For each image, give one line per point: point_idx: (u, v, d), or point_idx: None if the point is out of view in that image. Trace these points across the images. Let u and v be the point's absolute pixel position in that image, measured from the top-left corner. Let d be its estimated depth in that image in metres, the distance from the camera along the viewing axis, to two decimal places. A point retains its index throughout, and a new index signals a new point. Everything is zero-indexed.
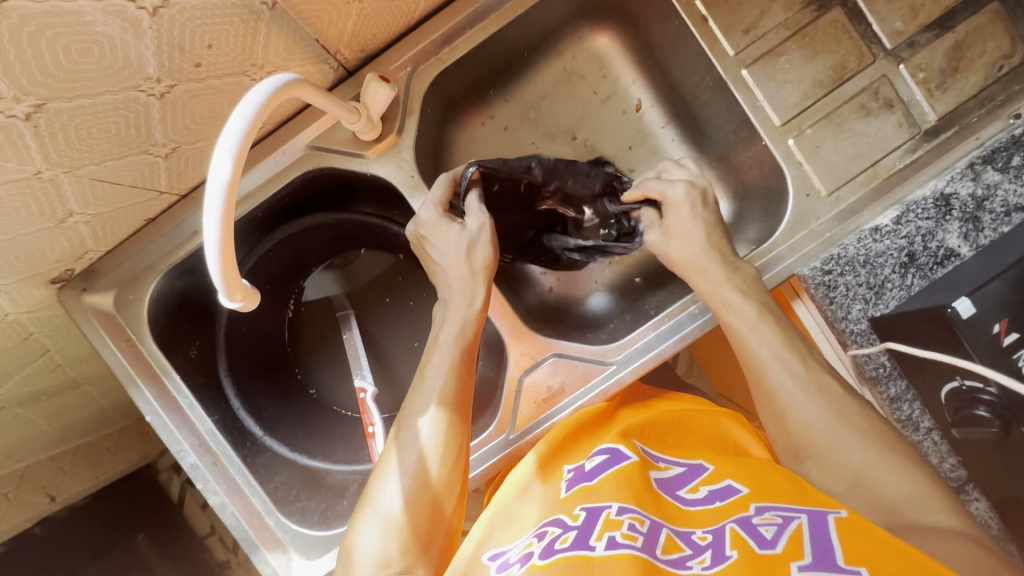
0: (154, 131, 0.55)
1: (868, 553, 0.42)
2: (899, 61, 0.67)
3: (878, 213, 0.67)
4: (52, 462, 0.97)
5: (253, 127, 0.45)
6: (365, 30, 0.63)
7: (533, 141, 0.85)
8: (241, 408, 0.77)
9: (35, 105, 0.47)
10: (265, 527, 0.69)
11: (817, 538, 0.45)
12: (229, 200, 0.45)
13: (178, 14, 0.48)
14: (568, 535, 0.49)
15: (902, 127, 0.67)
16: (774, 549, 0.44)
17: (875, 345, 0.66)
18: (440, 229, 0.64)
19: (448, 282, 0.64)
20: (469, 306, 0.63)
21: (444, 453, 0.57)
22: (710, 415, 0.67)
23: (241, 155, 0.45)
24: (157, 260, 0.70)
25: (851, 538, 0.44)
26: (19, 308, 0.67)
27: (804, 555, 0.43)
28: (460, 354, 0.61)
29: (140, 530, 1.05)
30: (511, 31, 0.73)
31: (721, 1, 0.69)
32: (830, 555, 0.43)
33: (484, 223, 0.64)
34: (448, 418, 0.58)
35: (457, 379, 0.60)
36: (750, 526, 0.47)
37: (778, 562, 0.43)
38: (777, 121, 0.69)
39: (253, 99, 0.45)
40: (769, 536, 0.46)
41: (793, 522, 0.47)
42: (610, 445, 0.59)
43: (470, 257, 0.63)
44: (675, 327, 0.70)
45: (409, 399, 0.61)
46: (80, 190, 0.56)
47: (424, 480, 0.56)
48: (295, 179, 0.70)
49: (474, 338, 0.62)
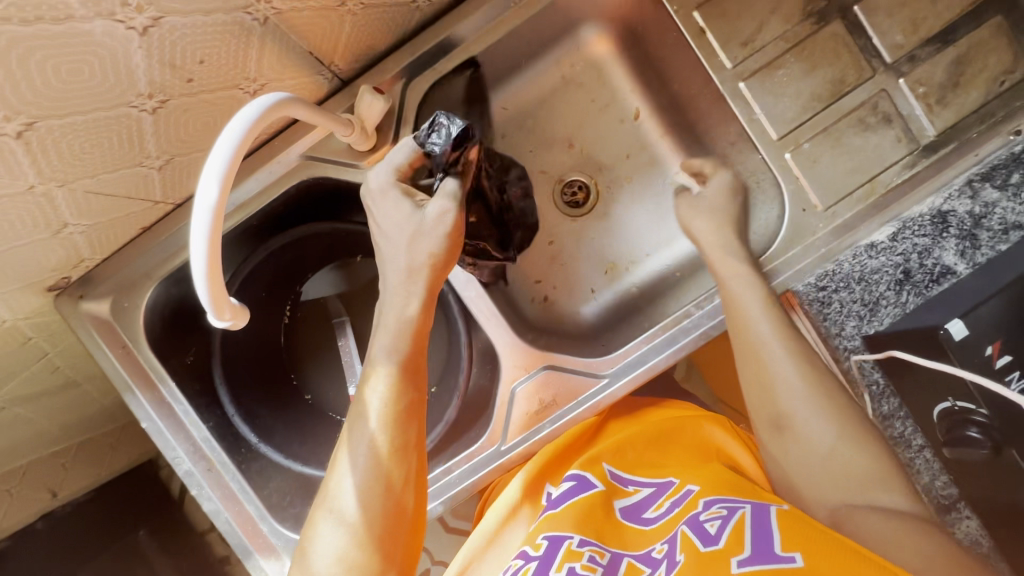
0: (147, 144, 0.55)
1: (805, 540, 0.46)
2: (899, 75, 0.66)
3: (875, 230, 0.66)
4: (56, 457, 1.00)
5: (245, 138, 0.45)
6: (359, 41, 0.62)
7: (529, 149, 0.88)
8: (236, 414, 0.77)
9: (26, 123, 0.46)
10: (258, 534, 0.71)
11: (757, 526, 0.48)
12: (217, 220, 0.44)
13: (168, 33, 0.47)
14: (529, 566, 0.52)
15: (901, 142, 0.67)
16: (717, 544, 0.48)
17: (868, 352, 0.65)
18: (387, 202, 0.64)
19: (386, 274, 0.63)
20: (405, 307, 0.62)
21: (391, 466, 0.56)
22: (693, 420, 0.68)
23: (229, 176, 0.44)
24: (153, 268, 0.71)
25: (789, 527, 0.47)
26: (16, 314, 0.68)
27: (743, 548, 0.46)
28: (402, 363, 0.60)
29: (141, 525, 1.06)
30: (507, 40, 0.72)
31: (720, 12, 0.68)
32: (768, 545, 0.46)
33: (446, 211, 0.62)
34: (391, 436, 0.57)
35: (399, 396, 0.59)
36: (698, 525, 0.51)
37: (720, 556, 0.46)
38: (774, 135, 0.68)
39: (237, 125, 0.45)
40: (712, 531, 0.49)
41: (736, 513, 0.50)
42: (576, 472, 0.62)
43: (413, 248, 0.62)
44: (669, 340, 0.70)
45: (353, 410, 0.60)
46: (74, 202, 0.56)
47: (373, 503, 0.55)
48: (290, 189, 0.70)
49: (413, 352, 0.61)
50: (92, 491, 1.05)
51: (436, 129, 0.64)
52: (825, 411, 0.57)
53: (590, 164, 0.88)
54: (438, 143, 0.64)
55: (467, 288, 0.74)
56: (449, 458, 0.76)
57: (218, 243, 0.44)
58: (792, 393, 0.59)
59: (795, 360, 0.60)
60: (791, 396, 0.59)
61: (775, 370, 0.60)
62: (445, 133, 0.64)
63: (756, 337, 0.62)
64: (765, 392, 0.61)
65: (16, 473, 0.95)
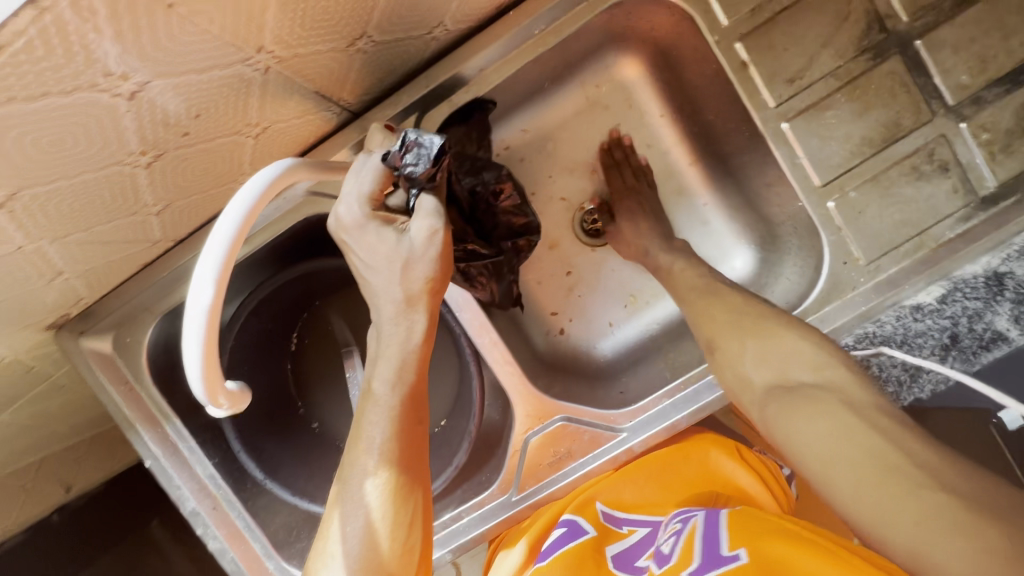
0: (142, 195, 0.51)
1: (745, 541, 0.52)
2: (960, 119, 0.60)
3: (921, 290, 0.61)
4: (67, 452, 0.99)
5: (270, 190, 0.45)
6: (370, 75, 0.57)
7: (550, 175, 0.82)
8: (242, 450, 0.73)
9: (8, 193, 0.43)
10: (264, 572, 0.70)
11: (705, 531, 0.55)
12: (226, 273, 0.43)
13: (160, 93, 0.42)
14: None
15: (956, 193, 0.61)
16: (670, 560, 0.54)
17: (875, 349, 0.63)
18: (366, 235, 0.54)
19: (379, 306, 0.56)
20: (409, 336, 0.55)
21: (393, 522, 0.52)
22: (684, 452, 0.71)
23: (243, 233, 0.44)
24: (154, 303, 0.68)
25: (738, 528, 0.54)
26: (16, 351, 0.66)
27: (693, 556, 0.52)
28: (401, 401, 0.55)
29: (155, 515, 1.06)
30: (530, 67, 0.67)
31: (764, 45, 0.62)
32: (714, 552, 0.51)
33: (435, 231, 0.54)
34: (392, 476, 0.53)
35: (399, 432, 0.54)
36: (659, 550, 0.57)
37: (675, 567, 0.52)
38: (817, 181, 0.63)
39: (246, 194, 0.44)
40: (668, 549, 0.56)
41: (689, 524, 0.56)
42: (569, 518, 0.65)
43: (406, 277, 0.54)
44: (692, 397, 0.66)
45: (350, 451, 0.56)
46: (66, 252, 0.53)
47: (373, 556, 0.52)
48: (297, 224, 0.67)
49: (417, 379, 0.56)
50: (107, 481, 1.05)
51: (409, 149, 0.54)
52: (753, 336, 0.57)
53: None
54: (414, 164, 0.54)
55: (480, 336, 0.69)
56: (455, 503, 0.73)
57: (212, 346, 0.43)
58: (724, 324, 0.60)
59: (722, 298, 0.63)
60: (716, 324, 0.61)
61: (719, 305, 0.63)
62: (422, 153, 0.54)
63: (695, 282, 0.68)
64: (700, 322, 0.63)
65: (30, 468, 0.94)
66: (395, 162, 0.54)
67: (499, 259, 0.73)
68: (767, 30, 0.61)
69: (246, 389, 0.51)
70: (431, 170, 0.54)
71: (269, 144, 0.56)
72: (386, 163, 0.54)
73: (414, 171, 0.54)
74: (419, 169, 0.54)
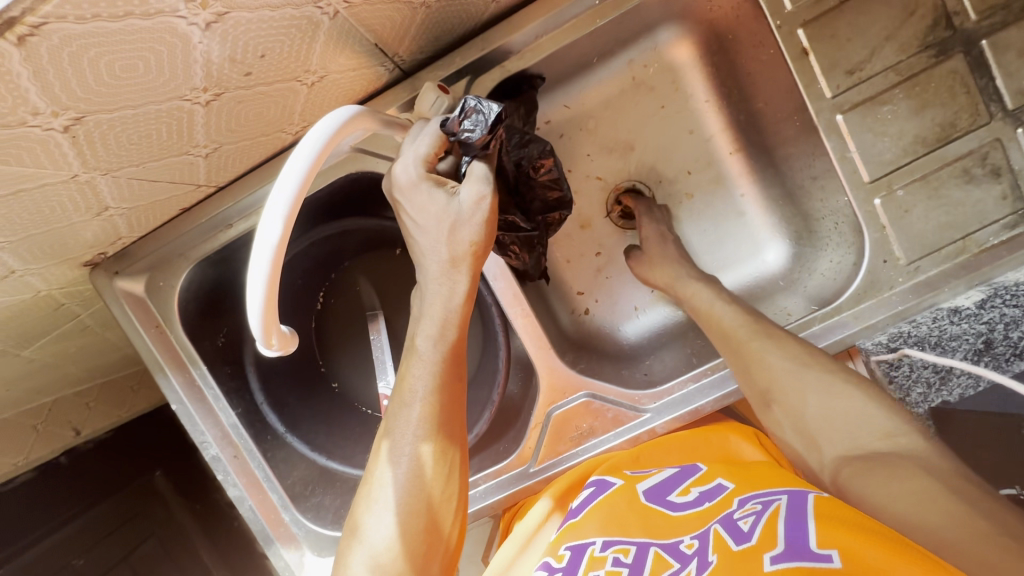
0: (195, 135, 0.51)
1: (839, 531, 0.42)
2: (1018, 124, 0.59)
3: (962, 294, 0.61)
4: (79, 397, 1.00)
5: (335, 136, 0.45)
6: (427, 31, 0.56)
7: (588, 153, 0.81)
8: (265, 402, 0.76)
9: (74, 118, 0.43)
10: (279, 522, 0.71)
11: (792, 515, 0.46)
12: (290, 214, 0.43)
13: (232, 28, 0.42)
14: (628, 548, 0.52)
15: (1005, 200, 0.60)
16: (749, 541, 0.45)
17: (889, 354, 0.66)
18: (419, 195, 0.53)
19: (425, 265, 0.55)
20: (451, 296, 0.54)
21: (436, 471, 0.53)
22: (709, 434, 0.70)
23: (308, 177, 0.44)
24: (190, 249, 0.68)
25: (826, 512, 0.45)
26: (51, 285, 0.66)
27: (776, 543, 0.44)
28: (446, 355, 0.55)
29: (158, 466, 1.07)
30: (585, 39, 0.66)
31: (826, 34, 0.61)
32: (803, 541, 0.43)
33: (483, 197, 0.52)
34: (433, 428, 0.54)
35: (442, 385, 0.54)
36: (731, 523, 0.49)
37: (753, 551, 0.44)
38: (866, 177, 0.62)
39: (316, 135, 0.44)
40: (747, 527, 0.47)
41: (771, 506, 0.48)
42: (599, 478, 0.64)
43: (452, 238, 0.53)
44: (719, 382, 0.67)
45: (393, 403, 0.56)
46: (116, 187, 0.53)
47: (417, 501, 0.52)
48: (338, 179, 0.67)
49: (460, 339, 0.55)
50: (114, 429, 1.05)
51: (468, 114, 0.51)
52: (828, 390, 0.56)
53: (651, 174, 0.82)
54: (471, 131, 0.52)
55: (512, 307, 0.68)
56: (474, 470, 0.74)
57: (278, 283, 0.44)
58: (781, 372, 0.59)
59: (804, 350, 0.60)
60: (802, 371, 0.59)
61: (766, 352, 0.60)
62: (480, 119, 0.52)
63: (740, 328, 0.64)
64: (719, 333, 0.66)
65: (41, 410, 0.95)
66: (451, 128, 0.52)
67: (530, 241, 0.69)
68: (831, 18, 0.61)
69: (295, 332, 0.52)
70: (485, 141, 0.52)
71: (323, 93, 0.55)
72: (444, 128, 0.53)
73: (471, 141, 0.52)
74: (474, 141, 0.52)
